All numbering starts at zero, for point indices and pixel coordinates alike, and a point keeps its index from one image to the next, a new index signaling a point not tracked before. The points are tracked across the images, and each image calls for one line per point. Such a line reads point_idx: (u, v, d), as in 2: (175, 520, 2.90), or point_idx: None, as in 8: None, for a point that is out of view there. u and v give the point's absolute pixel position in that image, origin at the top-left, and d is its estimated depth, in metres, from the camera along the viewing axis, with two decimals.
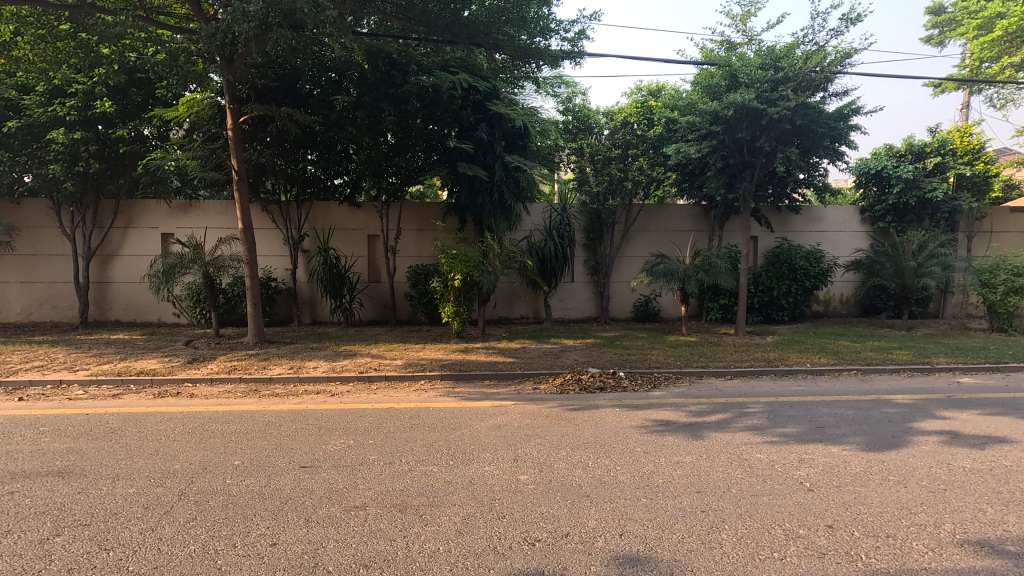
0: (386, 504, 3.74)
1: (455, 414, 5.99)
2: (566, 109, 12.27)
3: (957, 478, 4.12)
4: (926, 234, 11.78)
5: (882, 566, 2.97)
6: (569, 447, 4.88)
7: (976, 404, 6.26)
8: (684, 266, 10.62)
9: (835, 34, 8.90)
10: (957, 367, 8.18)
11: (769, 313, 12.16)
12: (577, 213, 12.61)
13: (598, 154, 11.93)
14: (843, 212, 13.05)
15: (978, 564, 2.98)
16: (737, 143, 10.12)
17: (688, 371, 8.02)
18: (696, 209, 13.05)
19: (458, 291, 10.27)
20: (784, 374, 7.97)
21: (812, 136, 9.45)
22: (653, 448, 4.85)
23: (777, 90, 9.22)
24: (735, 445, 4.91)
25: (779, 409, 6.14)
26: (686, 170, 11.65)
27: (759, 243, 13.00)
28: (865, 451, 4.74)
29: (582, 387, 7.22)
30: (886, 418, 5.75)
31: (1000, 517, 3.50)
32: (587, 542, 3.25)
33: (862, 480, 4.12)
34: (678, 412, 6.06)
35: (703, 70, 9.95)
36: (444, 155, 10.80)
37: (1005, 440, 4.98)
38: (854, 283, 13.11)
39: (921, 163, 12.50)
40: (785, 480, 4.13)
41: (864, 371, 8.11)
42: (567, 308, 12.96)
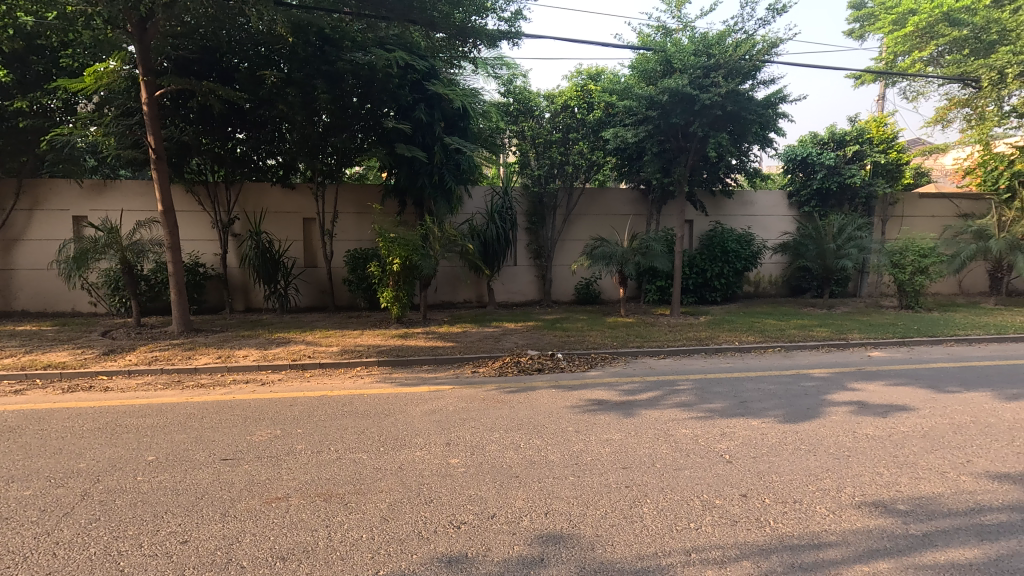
0: (310, 494, 3.63)
1: (390, 401, 5.88)
2: (508, 91, 12.10)
3: (860, 444, 4.43)
4: (845, 219, 12.47)
5: (787, 530, 3.15)
6: (503, 429, 4.90)
7: (882, 375, 6.77)
8: (622, 249, 10.81)
9: (763, 24, 9.15)
10: (869, 342, 8.78)
11: (702, 294, 12.65)
12: (520, 196, 12.60)
13: (539, 138, 11.94)
14: (772, 196, 13.66)
15: (872, 524, 3.21)
16: (673, 128, 10.36)
17: (624, 352, 8.22)
18: (634, 194, 13.31)
19: (398, 276, 10.06)
20: (714, 352, 8.32)
21: (743, 122, 9.79)
22: (585, 427, 4.95)
23: (709, 77, 9.47)
24: (663, 422, 5.07)
25: (707, 385, 6.42)
26: (625, 155, 11.81)
27: (695, 227, 13.44)
28: (781, 423, 5.02)
29: (520, 369, 7.29)
30: (803, 390, 6.12)
31: (894, 478, 3.79)
32: (512, 522, 3.27)
33: (776, 450, 4.35)
34: (611, 391, 6.22)
35: (639, 55, 10.08)
36: (382, 136, 10.46)
37: (905, 409, 5.38)
38: (781, 265, 13.82)
39: (842, 150, 13.18)
40: (707, 453, 4.31)
41: (787, 348, 8.56)
42: (510, 292, 13.00)
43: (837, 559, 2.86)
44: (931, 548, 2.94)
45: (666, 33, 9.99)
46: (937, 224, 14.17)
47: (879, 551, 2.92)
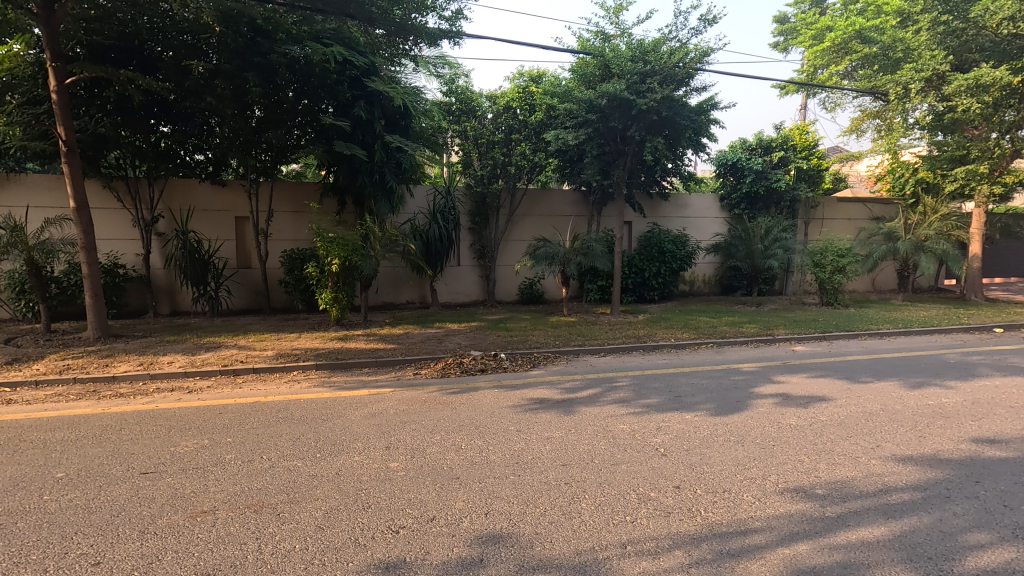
0: (240, 506, 3.47)
1: (328, 405, 5.71)
2: (450, 90, 11.97)
3: (783, 434, 4.70)
4: (771, 221, 13.19)
5: (716, 518, 3.30)
6: (444, 430, 4.87)
7: (804, 368, 7.23)
8: (564, 250, 10.97)
9: (695, 33, 9.53)
10: (793, 337, 9.33)
11: (641, 293, 13.05)
12: (463, 196, 12.55)
13: (482, 138, 11.94)
14: (705, 199, 14.26)
15: (793, 509, 3.40)
16: (612, 131, 10.63)
17: (566, 350, 8.35)
18: (576, 195, 13.56)
19: (337, 276, 9.76)
20: (651, 349, 8.59)
21: (677, 128, 10.18)
22: (527, 426, 4.99)
23: (645, 83, 9.77)
24: (602, 418, 5.19)
25: (644, 381, 6.63)
26: (566, 157, 11.92)
27: (633, 228, 13.84)
28: (713, 416, 5.25)
29: (463, 370, 7.26)
30: (734, 384, 6.43)
31: (814, 465, 4.04)
32: (452, 524, 3.26)
33: (708, 442, 4.54)
34: (552, 389, 6.30)
35: (579, 59, 10.28)
36: (320, 132, 10.07)
37: (824, 399, 5.75)
38: (713, 265, 14.46)
39: (768, 156, 13.92)
40: (643, 448, 4.45)
41: (719, 344, 8.97)
42: (453, 292, 12.92)
43: (760, 544, 3.02)
44: (845, 528, 3.16)
45: (605, 38, 10.21)
46: (852, 226, 15.24)
47: (798, 533, 3.11)
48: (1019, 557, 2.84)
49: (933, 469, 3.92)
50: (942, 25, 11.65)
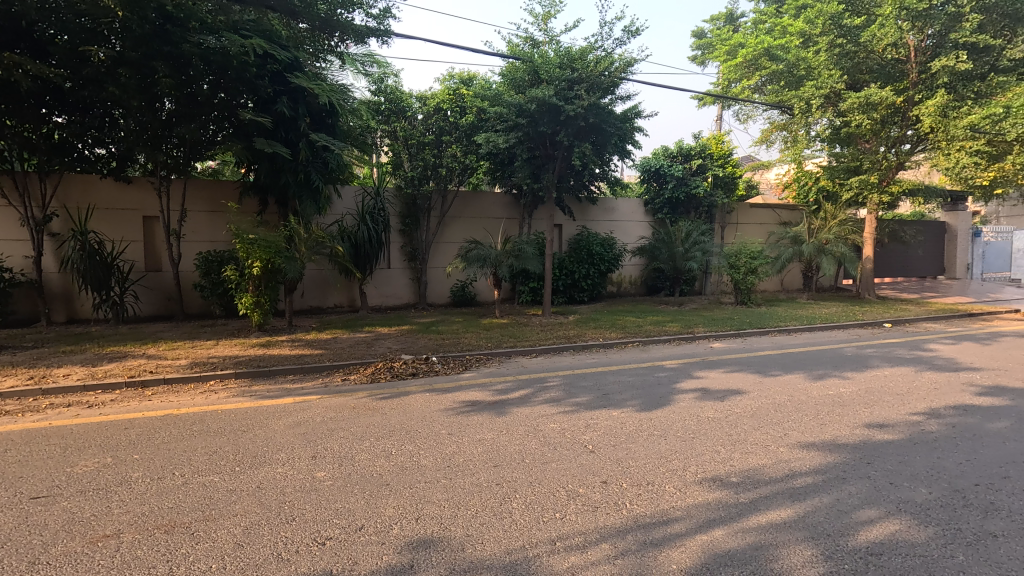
0: (148, 527, 3.23)
1: (249, 416, 5.43)
2: (379, 90, 11.69)
3: (702, 427, 4.97)
4: (691, 225, 13.93)
5: (641, 510, 3.44)
6: (374, 437, 4.76)
7: (721, 364, 7.67)
8: (495, 252, 11.02)
9: (619, 43, 9.89)
10: (712, 335, 9.88)
11: (571, 294, 13.37)
12: (392, 198, 12.36)
13: (412, 138, 11.75)
14: (630, 204, 14.81)
15: (710, 497, 3.61)
16: (542, 137, 10.86)
17: (498, 352, 8.40)
18: (507, 198, 13.69)
19: (258, 280, 9.29)
20: (581, 349, 8.81)
21: (604, 134, 10.56)
22: (458, 429, 4.97)
23: (573, 89, 10.03)
24: (533, 418, 5.27)
25: (574, 380, 6.79)
26: (497, 160, 11.97)
27: (563, 231, 14.15)
28: (638, 412, 5.47)
29: (394, 374, 7.13)
30: (658, 381, 6.72)
31: (729, 455, 4.30)
32: (381, 531, 3.19)
33: (633, 437, 4.73)
34: (484, 392, 6.31)
35: (509, 63, 10.43)
36: (239, 128, 9.67)
37: (738, 392, 6.14)
38: (639, 267, 15.02)
39: (688, 163, 14.68)
40: (572, 445, 4.56)
41: (644, 342, 9.35)
42: (384, 296, 12.67)
43: (681, 532, 3.18)
44: (756, 512, 3.39)
45: (533, 44, 10.42)
46: (764, 230, 16.35)
47: (715, 520, 3.30)
48: (903, 528, 3.17)
49: (832, 454, 4.28)
50: (838, 48, 12.66)
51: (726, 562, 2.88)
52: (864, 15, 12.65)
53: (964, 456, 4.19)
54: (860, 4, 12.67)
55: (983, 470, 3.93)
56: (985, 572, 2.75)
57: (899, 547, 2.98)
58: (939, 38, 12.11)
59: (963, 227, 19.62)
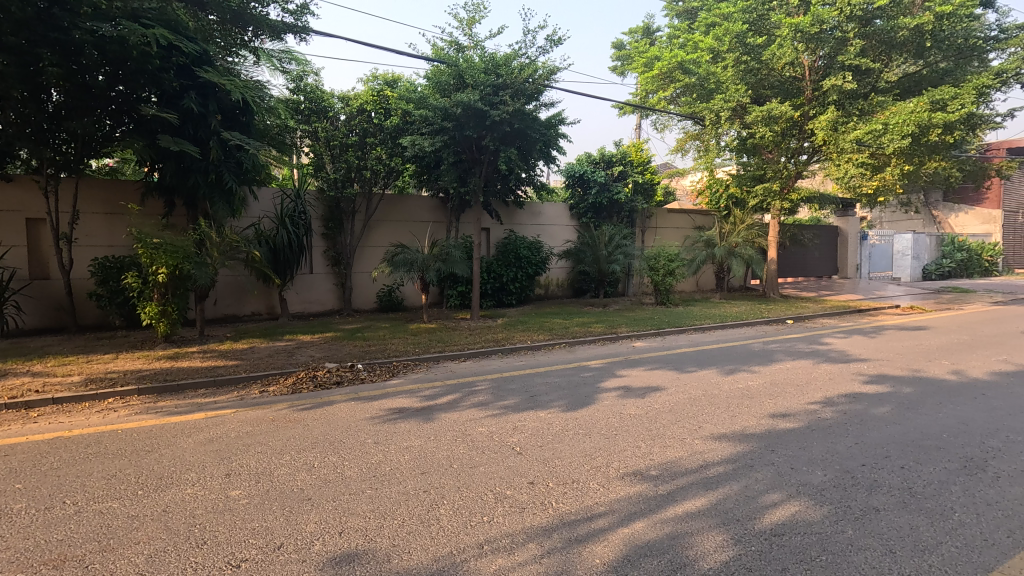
0: (35, 563, 2.92)
1: (154, 434, 5.03)
2: (298, 88, 11.24)
3: (624, 423, 5.17)
4: (614, 229, 14.48)
5: (566, 508, 3.52)
6: (294, 450, 4.56)
7: (642, 362, 8.02)
8: (422, 256, 10.91)
9: (542, 51, 10.10)
10: (634, 335, 10.29)
11: (500, 298, 13.48)
12: (314, 201, 11.98)
13: (334, 140, 11.39)
14: (556, 208, 15.14)
15: (632, 491, 3.76)
16: (468, 140, 10.92)
17: (426, 357, 8.31)
18: (434, 202, 13.60)
19: (164, 287, 8.62)
20: (509, 352, 8.90)
21: (529, 140, 10.74)
22: (385, 437, 4.87)
23: (498, 95, 10.14)
24: (461, 423, 5.26)
25: (502, 383, 6.84)
26: (424, 163, 11.85)
27: (491, 235, 14.26)
28: (564, 411, 5.60)
29: (317, 384, 6.85)
30: (583, 381, 6.90)
31: (649, 449, 4.50)
32: (302, 548, 3.07)
33: (559, 437, 4.83)
34: (411, 398, 6.22)
35: (433, 67, 10.38)
36: (141, 123, 8.94)
37: (658, 389, 6.44)
38: (565, 269, 15.37)
39: (610, 170, 15.25)
40: (500, 448, 4.59)
41: (571, 343, 9.59)
42: (305, 302, 12.19)
43: (604, 526, 3.29)
44: (673, 503, 3.57)
45: (458, 49, 10.41)
46: (680, 234, 17.25)
47: (636, 513, 3.44)
48: (802, 509, 3.45)
49: (741, 443, 4.59)
50: (743, 64, 13.73)
51: (647, 553, 3.01)
52: (765, 35, 13.65)
53: (853, 439, 4.63)
54: (761, 25, 13.65)
55: (869, 451, 4.36)
56: (869, 543, 3.05)
57: (799, 526, 3.24)
58: (828, 60, 13.33)
59: (852, 231, 21.65)
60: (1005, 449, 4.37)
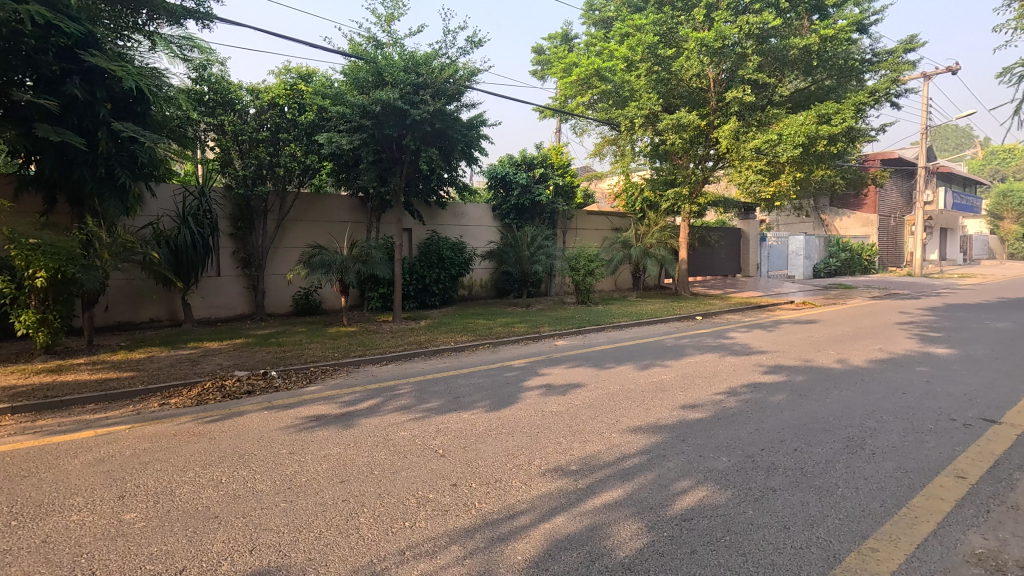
0: None
1: (31, 457, 4.50)
2: (201, 78, 10.46)
3: (546, 421, 5.28)
4: (536, 230, 14.74)
5: (489, 508, 3.54)
6: (200, 466, 4.26)
7: (564, 360, 8.22)
8: (341, 258, 10.54)
9: (463, 52, 10.08)
10: (556, 333, 10.53)
11: (423, 299, 13.32)
12: (220, 199, 11.35)
13: (242, 135, 10.71)
14: (479, 208, 15.19)
15: (553, 486, 3.85)
16: (387, 139, 10.70)
17: (346, 362, 8.05)
18: (353, 201, 13.21)
19: (44, 292, 7.75)
20: (433, 354, 8.81)
21: (450, 140, 10.70)
22: (301, 447, 4.67)
23: (418, 94, 10.01)
24: (383, 428, 5.14)
25: (426, 386, 6.75)
26: (341, 161, 11.45)
27: (413, 235, 14.07)
28: (487, 412, 5.63)
29: (226, 394, 6.43)
30: (507, 381, 6.97)
31: (570, 445, 4.62)
32: (208, 570, 2.88)
33: (482, 437, 4.85)
34: (329, 405, 5.99)
35: (350, 62, 10.09)
36: (13, 110, 7.94)
37: (578, 386, 6.63)
38: (489, 270, 15.45)
39: (531, 172, 15.48)
40: (422, 452, 4.53)
41: (494, 344, 9.65)
42: (213, 307, 11.44)
43: (526, 523, 3.35)
44: (592, 496, 3.69)
45: (376, 45, 10.17)
46: (599, 235, 17.85)
47: (556, 508, 3.53)
48: (709, 494, 3.69)
49: (655, 435, 4.83)
50: (654, 74, 14.45)
51: (566, 546, 3.09)
52: (674, 47, 14.42)
53: (754, 426, 5.01)
54: (670, 37, 14.39)
55: (767, 436, 4.74)
56: (767, 521, 3.31)
57: (706, 510, 3.46)
58: (730, 74, 14.31)
59: (753, 232, 23.37)
60: (880, 428, 4.91)
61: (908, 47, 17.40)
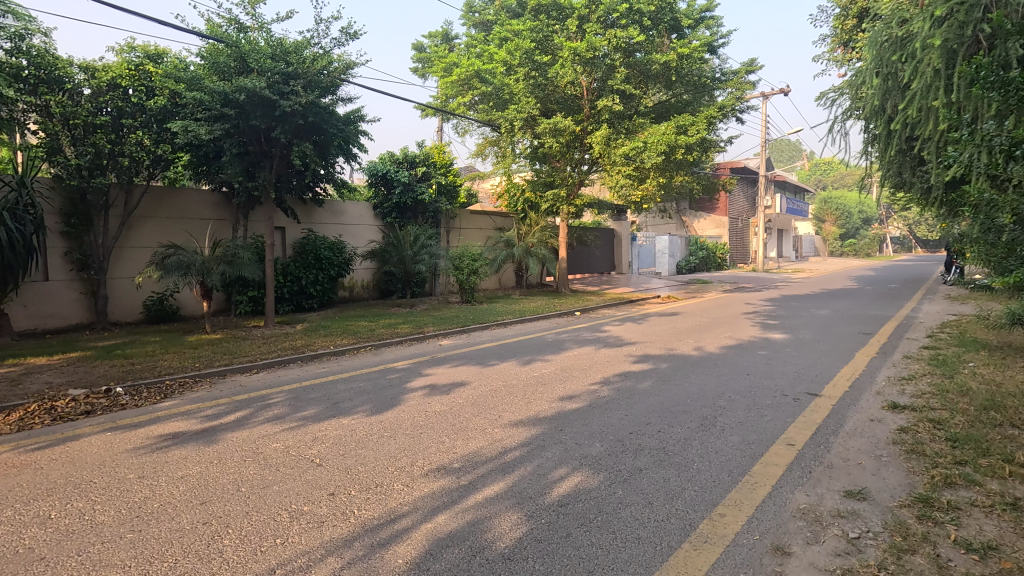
0: None
1: None
2: (18, 49, 8.85)
3: (429, 421, 5.23)
4: (419, 230, 14.53)
5: (368, 514, 3.44)
6: (21, 503, 3.65)
7: (448, 359, 8.22)
8: (202, 258, 9.57)
9: (337, 43, 9.65)
10: (440, 333, 10.49)
11: (299, 302, 12.54)
12: (46, 191, 9.80)
13: (74, 118, 9.24)
14: (358, 207, 14.66)
15: (436, 486, 3.83)
16: (254, 130, 9.95)
17: (209, 372, 7.36)
18: (216, 196, 12.10)
19: None
20: (310, 359, 8.36)
21: (325, 135, 10.22)
22: (154, 469, 4.19)
23: (288, 84, 9.41)
24: (252, 441, 4.78)
25: (301, 394, 6.38)
26: (200, 153, 10.39)
27: (286, 234, 13.23)
28: (368, 416, 5.47)
29: (58, 417, 5.58)
30: (389, 383, 6.81)
31: (453, 443, 4.64)
32: None
33: (363, 443, 4.70)
34: (188, 420, 5.44)
35: (209, 44, 9.26)
36: None
37: (462, 384, 6.65)
38: (371, 270, 14.97)
39: (413, 170, 15.16)
40: (297, 462, 4.29)
41: (377, 346, 9.38)
42: (40, 316, 9.85)
43: (407, 525, 3.30)
44: (474, 492, 3.73)
45: (239, 28, 9.42)
46: (482, 234, 18.06)
47: (438, 507, 3.52)
48: (583, 478, 3.90)
49: (535, 427, 5.00)
50: (532, 79, 14.92)
51: (448, 543, 3.10)
52: (550, 54, 14.99)
53: (624, 412, 5.38)
54: (546, 45, 14.94)
55: (635, 421, 5.12)
56: (634, 499, 3.59)
57: (581, 494, 3.66)
58: (601, 83, 15.21)
59: (624, 232, 25.06)
60: (728, 407, 5.52)
61: (749, 69, 19.70)
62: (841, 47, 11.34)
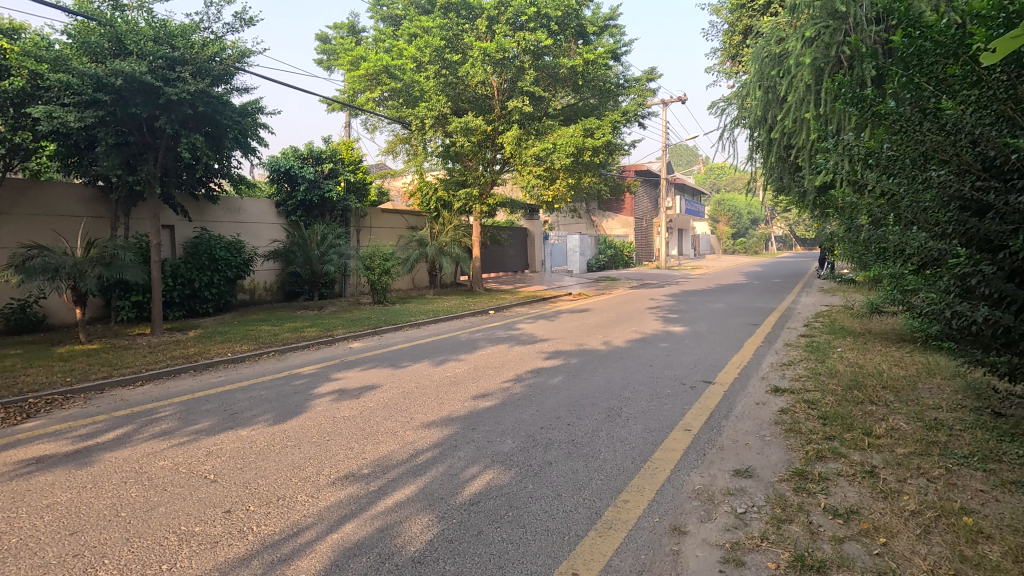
0: None
1: None
2: None
3: (337, 427, 5.04)
4: (326, 228, 13.93)
5: (269, 530, 3.25)
6: None
7: (359, 363, 7.95)
8: (73, 260, 8.57)
9: (230, 29, 9.03)
10: (350, 335, 10.13)
11: (191, 306, 11.59)
12: None
13: None
14: (258, 204, 13.81)
15: (343, 494, 3.70)
16: (135, 119, 9.05)
17: (85, 387, 6.61)
18: (90, 191, 10.89)
19: None
20: (204, 368, 7.75)
21: (218, 126, 9.54)
22: (12, 500, 3.69)
23: (174, 70, 8.67)
24: (135, 460, 4.35)
25: (194, 406, 5.90)
26: (69, 142, 9.27)
27: (176, 233, 12.18)
28: (269, 426, 5.16)
29: None
30: (293, 390, 6.47)
31: (361, 448, 4.49)
32: None
33: (263, 454, 4.43)
34: (56, 442, 4.84)
35: (79, 22, 8.32)
36: None
37: (372, 388, 6.47)
38: (274, 271, 14.16)
39: (320, 167, 14.51)
40: (187, 480, 3.97)
41: (281, 351, 8.88)
42: None
43: (311, 538, 3.16)
44: (383, 498, 3.63)
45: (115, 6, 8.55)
46: (394, 234, 17.65)
47: (345, 516, 3.39)
48: (495, 476, 3.93)
49: (447, 427, 4.97)
50: (443, 77, 14.80)
51: (355, 553, 3.00)
52: (460, 53, 14.93)
53: (536, 407, 5.49)
54: (456, 43, 14.86)
55: (546, 416, 5.24)
56: (544, 492, 3.67)
57: (493, 492, 3.69)
58: (511, 84, 15.40)
59: (537, 231, 25.57)
60: (633, 398, 5.79)
61: (650, 77, 20.79)
62: (730, 60, 12.28)
